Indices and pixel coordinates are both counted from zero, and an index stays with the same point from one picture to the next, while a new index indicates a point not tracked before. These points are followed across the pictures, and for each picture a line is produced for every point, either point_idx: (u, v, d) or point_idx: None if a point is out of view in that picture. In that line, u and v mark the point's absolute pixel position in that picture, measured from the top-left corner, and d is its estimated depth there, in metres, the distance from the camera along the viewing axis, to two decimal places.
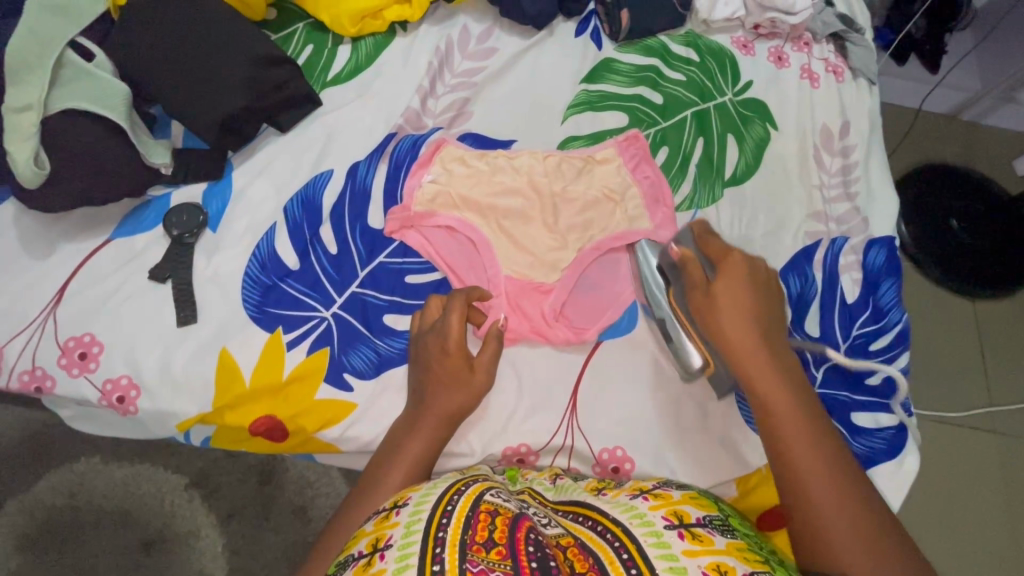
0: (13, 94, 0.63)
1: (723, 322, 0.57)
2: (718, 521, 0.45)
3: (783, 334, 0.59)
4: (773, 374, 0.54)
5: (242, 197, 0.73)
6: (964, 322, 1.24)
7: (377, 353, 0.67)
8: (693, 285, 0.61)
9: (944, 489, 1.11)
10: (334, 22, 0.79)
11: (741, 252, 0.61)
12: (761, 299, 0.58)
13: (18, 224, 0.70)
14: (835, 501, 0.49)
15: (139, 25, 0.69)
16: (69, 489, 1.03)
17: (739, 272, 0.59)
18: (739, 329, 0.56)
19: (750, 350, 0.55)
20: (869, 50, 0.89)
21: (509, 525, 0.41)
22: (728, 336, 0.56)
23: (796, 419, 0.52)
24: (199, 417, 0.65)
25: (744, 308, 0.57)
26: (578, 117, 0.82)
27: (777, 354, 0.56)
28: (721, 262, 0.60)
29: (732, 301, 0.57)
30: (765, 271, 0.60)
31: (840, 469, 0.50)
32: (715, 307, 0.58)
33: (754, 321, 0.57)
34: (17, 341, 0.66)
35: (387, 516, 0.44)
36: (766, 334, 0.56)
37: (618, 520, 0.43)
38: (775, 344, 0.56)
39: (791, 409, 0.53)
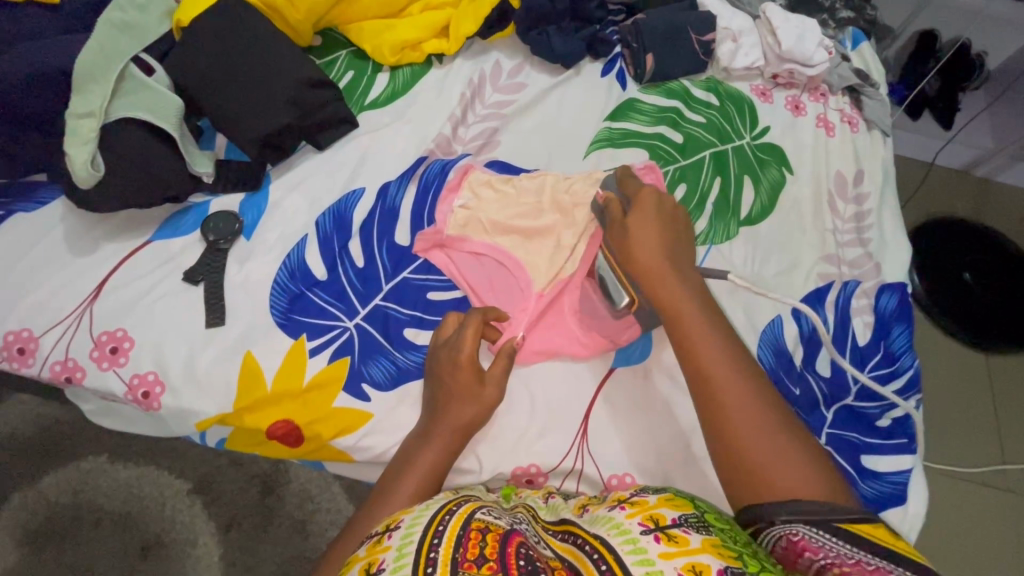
0: (78, 101, 0.68)
1: (636, 250, 0.62)
2: (695, 519, 0.45)
3: (689, 262, 0.63)
4: (681, 293, 0.58)
5: (277, 209, 0.76)
6: (975, 376, 1.23)
7: (395, 366, 0.69)
8: (612, 223, 0.66)
9: (955, 548, 1.09)
10: (376, 51, 0.85)
11: (652, 191, 0.66)
12: (668, 232, 0.63)
13: (64, 223, 0.74)
14: (738, 391, 0.52)
15: (198, 47, 0.74)
16: (74, 485, 1.04)
17: (650, 208, 0.64)
18: (650, 259, 0.61)
19: (661, 275, 0.60)
20: (882, 103, 0.93)
21: (499, 540, 0.43)
22: (643, 263, 0.61)
23: (704, 332, 0.56)
24: (218, 417, 0.67)
25: (652, 235, 0.62)
26: (601, 152, 0.85)
27: (685, 276, 0.60)
28: (635, 200, 0.66)
29: (644, 231, 0.63)
30: (673, 208, 0.66)
31: (744, 368, 0.54)
32: (629, 238, 0.63)
33: (662, 248, 0.62)
34: (53, 332, 0.68)
35: (379, 540, 0.45)
36: (673, 259, 0.61)
37: (600, 535, 0.44)
38: (681, 269, 0.61)
39: (693, 316, 0.57)
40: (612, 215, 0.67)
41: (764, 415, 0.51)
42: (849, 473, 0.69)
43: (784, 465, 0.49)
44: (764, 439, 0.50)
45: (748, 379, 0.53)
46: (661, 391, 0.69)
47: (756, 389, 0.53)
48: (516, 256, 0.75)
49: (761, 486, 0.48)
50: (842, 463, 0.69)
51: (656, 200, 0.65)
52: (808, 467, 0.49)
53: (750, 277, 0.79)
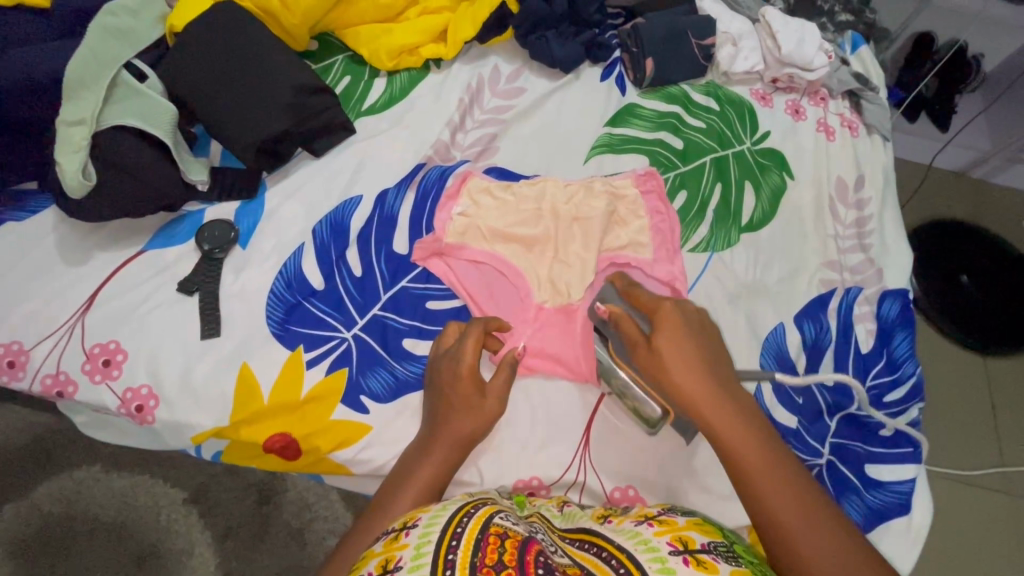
0: (69, 108, 0.66)
1: (672, 376, 0.53)
2: (724, 549, 0.44)
3: (730, 372, 0.55)
4: (733, 422, 0.50)
5: (273, 217, 0.75)
6: (975, 379, 1.23)
7: (394, 376, 0.68)
8: (631, 342, 0.58)
9: (955, 551, 1.08)
10: (372, 56, 0.84)
11: (669, 301, 0.59)
12: (700, 343, 0.55)
13: (56, 232, 0.72)
14: (813, 532, 0.45)
15: (192, 53, 0.73)
16: (68, 496, 1.03)
17: (675, 324, 0.56)
18: (691, 385, 0.52)
19: (706, 403, 0.51)
20: (883, 108, 0.93)
21: (519, 547, 0.41)
22: (684, 390, 0.52)
23: (765, 472, 0.48)
24: (214, 431, 0.65)
25: (686, 355, 0.54)
26: (601, 157, 0.84)
27: (732, 398, 0.52)
28: (653, 315, 0.58)
29: (673, 353, 0.54)
30: (695, 315, 0.58)
31: (811, 500, 0.47)
32: (660, 364, 0.54)
33: (700, 366, 0.53)
34: (44, 345, 0.67)
35: (396, 537, 0.44)
36: (716, 376, 0.53)
37: (624, 546, 0.43)
38: (727, 389, 0.52)
39: (749, 447, 0.49)
40: (629, 334, 0.58)
41: (848, 556, 0.44)
42: (853, 483, 0.68)
43: None
44: None
45: (819, 515, 0.46)
46: None
47: (830, 523, 0.46)
48: (516, 264, 0.74)
49: None
50: (844, 472, 0.69)
51: (678, 314, 0.57)
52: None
53: (752, 284, 0.78)
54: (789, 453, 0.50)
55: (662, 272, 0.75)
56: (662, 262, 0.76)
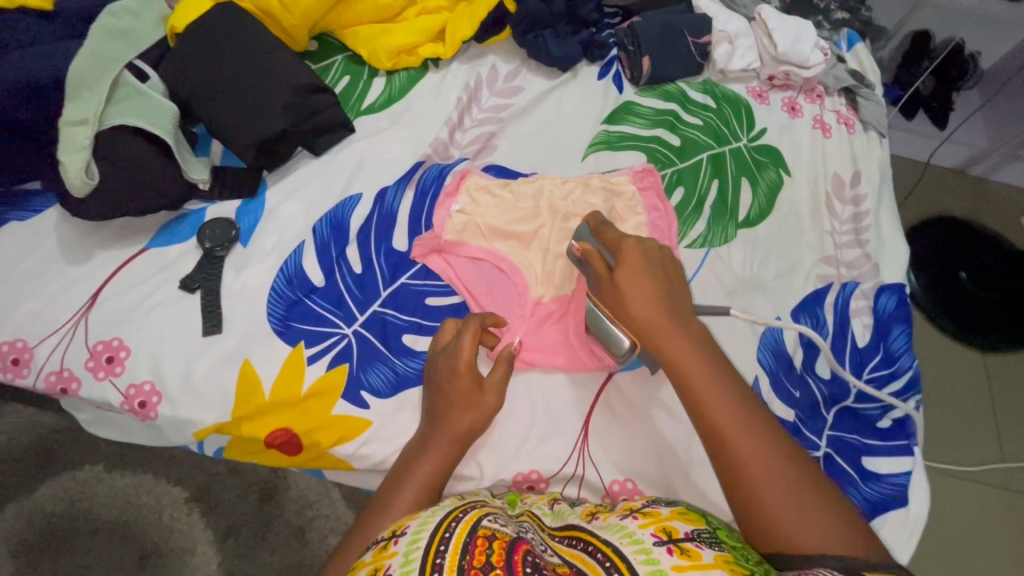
0: (72, 109, 0.67)
1: (629, 302, 0.56)
2: (707, 535, 0.45)
3: (687, 304, 0.58)
4: (684, 342, 0.53)
5: (273, 215, 0.76)
6: (973, 375, 1.24)
7: (394, 372, 0.69)
8: (597, 274, 0.61)
9: (954, 547, 1.09)
10: (372, 55, 0.85)
11: (633, 238, 0.62)
12: (660, 275, 0.59)
13: (59, 231, 0.73)
14: (749, 438, 0.49)
15: (193, 54, 0.74)
16: (70, 495, 1.03)
17: (636, 259, 0.59)
18: (646, 310, 0.55)
19: (660, 325, 0.55)
20: (879, 104, 0.93)
21: (506, 548, 0.42)
22: (638, 314, 0.56)
23: (716, 393, 0.51)
24: (216, 427, 0.66)
25: (645, 284, 0.57)
26: (598, 155, 0.85)
27: (684, 323, 0.55)
28: (618, 249, 0.61)
29: (632, 284, 0.57)
30: (659, 251, 0.61)
31: (750, 409, 0.51)
32: (620, 294, 0.57)
33: (657, 295, 0.57)
34: (47, 343, 0.67)
35: (386, 545, 0.45)
36: (672, 307, 0.56)
37: (611, 541, 0.44)
38: (681, 317, 0.56)
39: (699, 365, 0.52)
40: (595, 266, 0.61)
41: (777, 461, 0.48)
42: (851, 475, 0.69)
43: (808, 516, 0.46)
44: (782, 488, 0.47)
45: (756, 422, 0.50)
46: (661, 395, 0.69)
47: (766, 430, 0.50)
48: (514, 260, 0.75)
49: (784, 540, 0.46)
50: (842, 465, 0.69)
51: (640, 250, 0.60)
52: (833, 519, 0.46)
53: (750, 279, 0.79)
54: (735, 371, 0.54)
55: None
56: None
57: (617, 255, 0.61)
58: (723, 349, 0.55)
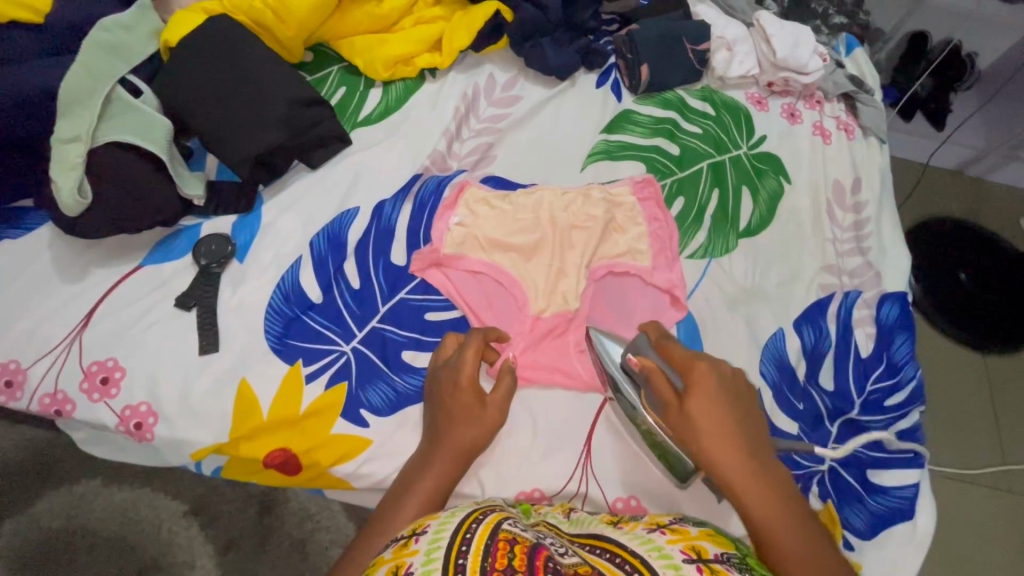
0: (63, 125, 0.66)
1: (705, 444, 0.53)
2: (737, 560, 0.44)
3: (764, 441, 0.55)
4: (763, 495, 0.50)
5: (270, 230, 0.75)
6: (975, 377, 1.23)
7: (393, 390, 0.68)
8: (664, 402, 0.57)
9: (958, 552, 1.08)
10: (368, 66, 0.84)
11: (704, 361, 0.57)
12: (735, 409, 0.55)
13: (52, 249, 0.72)
14: None
15: (187, 68, 0.73)
16: (68, 511, 1.02)
17: (710, 389, 0.55)
18: (724, 456, 0.52)
19: (739, 473, 0.51)
20: (879, 109, 0.93)
21: (528, 553, 0.40)
22: (715, 458, 0.52)
23: (800, 555, 0.48)
24: (214, 447, 0.65)
25: (720, 423, 0.53)
26: (597, 164, 0.84)
27: (763, 468, 0.52)
28: (687, 375, 0.57)
29: (708, 423, 0.53)
30: (730, 377, 0.57)
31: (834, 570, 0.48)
32: (695, 433, 0.53)
33: (733, 436, 0.53)
34: (41, 363, 0.67)
35: (405, 545, 0.43)
36: (751, 450, 0.53)
37: (637, 552, 0.43)
38: (759, 461, 0.52)
39: (779, 519, 0.50)
40: (662, 392, 0.57)
41: None
42: (855, 489, 0.68)
43: None
44: None
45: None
46: None
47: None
48: (514, 273, 0.74)
49: None
50: (847, 479, 0.69)
51: (712, 378, 0.56)
52: None
53: (751, 289, 0.78)
54: (816, 524, 0.51)
55: (660, 280, 0.75)
56: (660, 270, 0.76)
57: (686, 382, 0.56)
58: (799, 494, 0.52)
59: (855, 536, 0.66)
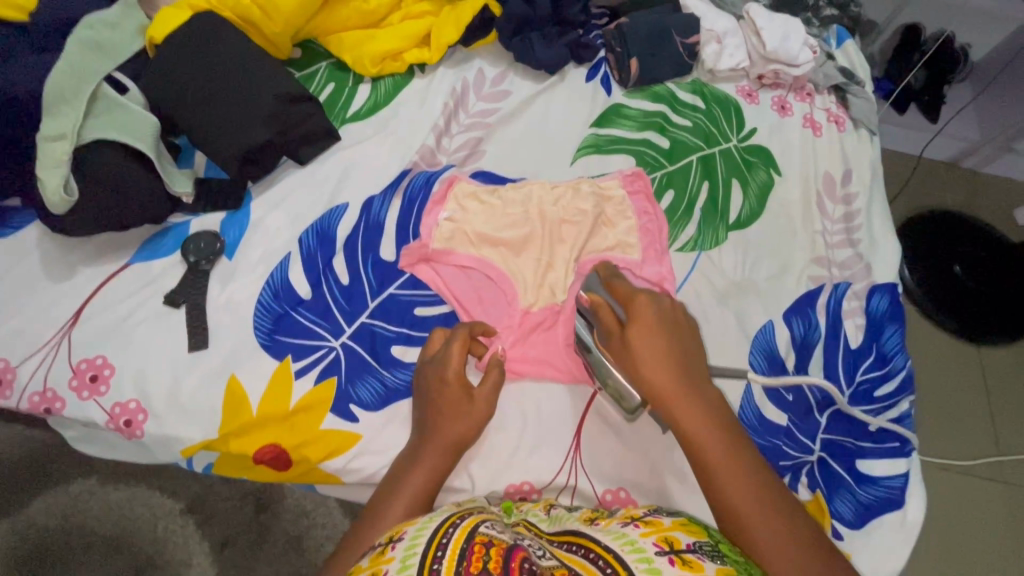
0: (48, 124, 0.66)
1: (642, 367, 0.56)
2: (709, 547, 0.45)
3: (701, 366, 0.58)
4: (696, 412, 0.53)
5: (258, 227, 0.75)
6: (969, 369, 1.23)
7: (383, 384, 0.68)
8: (608, 330, 0.60)
9: (952, 542, 1.09)
10: (356, 62, 0.84)
11: (645, 293, 0.60)
12: (673, 336, 0.58)
13: (40, 248, 0.72)
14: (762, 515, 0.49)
15: (173, 65, 0.73)
16: (63, 510, 1.02)
17: (650, 318, 0.58)
18: (659, 376, 0.55)
19: (674, 392, 0.54)
20: (869, 101, 0.93)
21: (504, 555, 0.41)
22: (650, 379, 0.55)
23: (729, 469, 0.51)
24: (203, 444, 0.65)
25: (658, 348, 0.56)
26: (587, 158, 0.84)
27: (698, 390, 0.55)
28: (630, 307, 0.60)
29: (646, 348, 0.56)
30: (670, 307, 0.60)
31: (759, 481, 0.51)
32: (632, 356, 0.57)
33: (670, 359, 0.56)
34: (30, 362, 0.67)
35: (383, 552, 0.44)
36: (685, 372, 0.56)
37: (611, 547, 0.43)
38: (694, 383, 0.55)
39: (710, 436, 0.52)
40: (606, 322, 0.61)
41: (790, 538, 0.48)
42: (844, 479, 0.69)
43: None
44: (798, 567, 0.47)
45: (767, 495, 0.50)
46: None
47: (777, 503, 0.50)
48: (503, 268, 0.74)
49: None
50: (836, 468, 0.69)
51: (653, 308, 0.59)
52: None
53: (741, 282, 0.78)
54: (746, 440, 0.54)
55: (650, 273, 0.75)
56: (649, 263, 0.76)
57: (628, 312, 0.60)
58: (733, 414, 0.55)
59: (844, 526, 0.67)
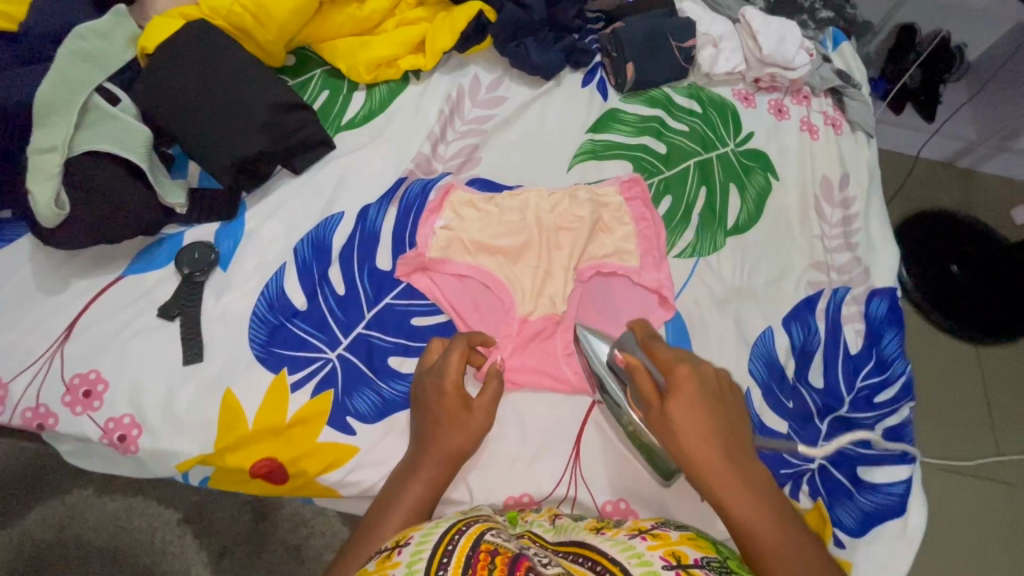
0: (39, 136, 0.65)
1: (689, 451, 0.52)
2: (716, 563, 0.44)
3: (744, 439, 0.54)
4: (746, 499, 0.50)
5: (253, 237, 0.74)
6: (968, 369, 1.23)
7: (380, 396, 0.67)
8: (646, 402, 0.56)
9: (953, 543, 1.08)
10: (350, 70, 0.84)
11: (686, 362, 0.56)
12: (717, 411, 0.54)
13: (33, 260, 0.71)
14: None
15: (165, 75, 0.72)
16: (59, 522, 1.01)
17: (694, 394, 0.54)
18: (706, 459, 0.52)
19: (722, 477, 0.51)
20: (866, 104, 0.92)
21: (509, 563, 0.40)
22: (696, 462, 0.52)
23: (784, 560, 0.49)
24: (199, 458, 0.64)
25: (704, 427, 0.53)
26: (584, 164, 0.84)
27: (745, 471, 0.52)
28: (670, 377, 0.55)
29: (693, 432, 0.52)
30: (713, 377, 0.56)
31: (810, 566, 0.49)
32: (675, 435, 0.53)
33: (716, 440, 0.52)
34: (23, 376, 0.66)
35: (388, 556, 0.43)
36: (732, 451, 0.52)
37: (617, 560, 0.43)
38: (742, 464, 0.52)
39: (761, 522, 0.50)
40: (644, 394, 0.56)
41: None
42: (845, 486, 0.68)
43: None
44: None
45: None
46: None
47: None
48: (501, 276, 0.74)
49: None
50: (837, 475, 0.69)
51: (695, 380, 0.54)
52: None
53: (740, 288, 0.78)
54: (795, 521, 0.51)
55: (647, 279, 0.75)
56: (647, 270, 0.76)
57: (668, 383, 0.55)
58: (779, 491, 0.53)
59: (846, 534, 0.66)
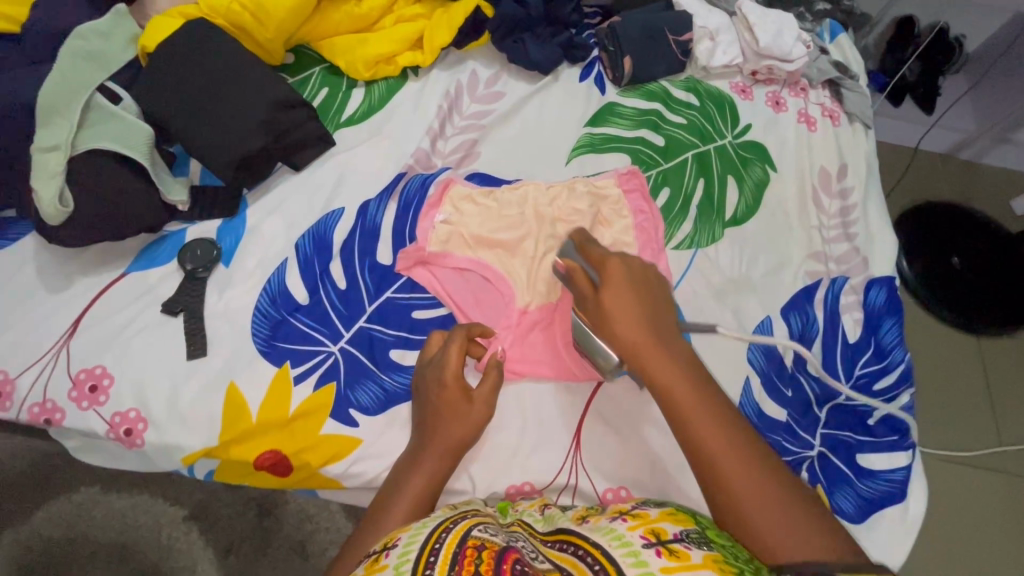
0: (42, 135, 0.66)
1: (613, 320, 0.55)
2: (695, 535, 0.44)
3: (670, 319, 0.57)
4: (666, 357, 0.52)
5: (254, 233, 0.75)
6: (968, 360, 1.24)
7: (382, 389, 0.68)
8: (579, 291, 0.59)
9: (956, 534, 1.09)
10: (349, 67, 0.84)
11: (616, 255, 0.60)
12: (642, 290, 0.57)
13: (38, 259, 0.72)
14: (729, 450, 0.47)
15: (166, 74, 0.73)
16: (67, 520, 1.02)
17: (618, 276, 0.57)
18: (628, 326, 0.54)
19: (642, 338, 0.53)
20: (863, 95, 0.92)
21: (494, 557, 0.41)
22: (618, 327, 0.54)
23: (698, 409, 0.49)
24: (203, 452, 0.65)
25: (627, 300, 0.56)
26: (582, 158, 0.84)
27: (665, 337, 0.54)
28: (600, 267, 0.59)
29: (619, 308, 0.55)
30: (641, 267, 0.60)
31: (727, 417, 0.49)
32: (602, 310, 0.56)
33: (639, 311, 0.55)
34: (29, 373, 0.67)
35: (377, 559, 0.44)
36: (654, 322, 0.55)
37: (599, 544, 0.43)
38: (662, 331, 0.54)
39: (677, 376, 0.51)
40: (577, 283, 0.60)
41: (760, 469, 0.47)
42: (845, 473, 0.69)
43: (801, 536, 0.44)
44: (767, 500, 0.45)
45: (736, 432, 0.48)
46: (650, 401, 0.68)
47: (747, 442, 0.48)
48: (501, 269, 0.74)
49: (773, 557, 0.44)
50: (837, 463, 0.69)
51: (621, 266, 0.58)
52: (819, 529, 0.45)
53: (738, 279, 0.78)
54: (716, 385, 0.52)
55: None
56: (646, 262, 0.76)
57: (598, 272, 0.59)
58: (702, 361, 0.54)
59: (845, 520, 0.67)
